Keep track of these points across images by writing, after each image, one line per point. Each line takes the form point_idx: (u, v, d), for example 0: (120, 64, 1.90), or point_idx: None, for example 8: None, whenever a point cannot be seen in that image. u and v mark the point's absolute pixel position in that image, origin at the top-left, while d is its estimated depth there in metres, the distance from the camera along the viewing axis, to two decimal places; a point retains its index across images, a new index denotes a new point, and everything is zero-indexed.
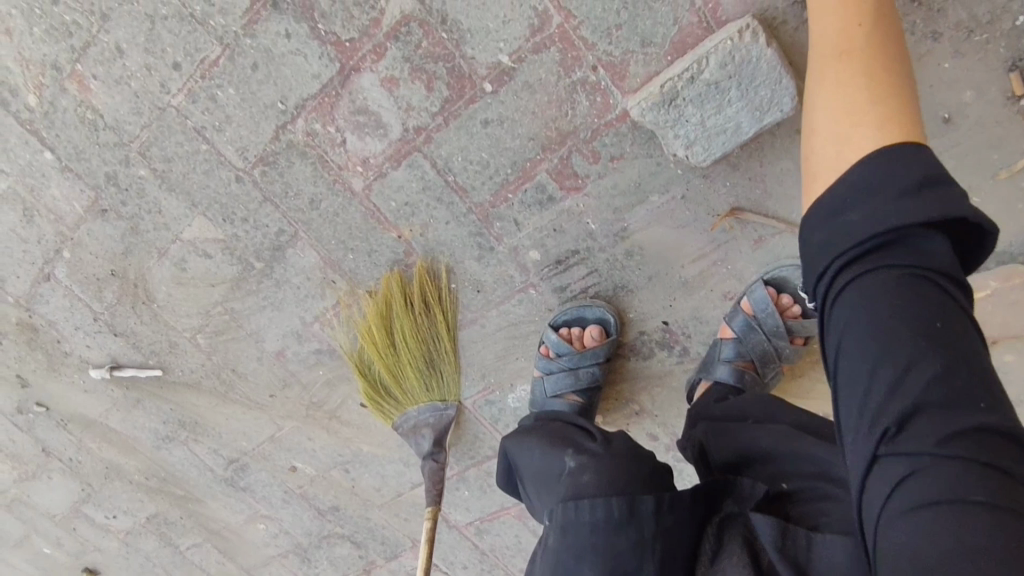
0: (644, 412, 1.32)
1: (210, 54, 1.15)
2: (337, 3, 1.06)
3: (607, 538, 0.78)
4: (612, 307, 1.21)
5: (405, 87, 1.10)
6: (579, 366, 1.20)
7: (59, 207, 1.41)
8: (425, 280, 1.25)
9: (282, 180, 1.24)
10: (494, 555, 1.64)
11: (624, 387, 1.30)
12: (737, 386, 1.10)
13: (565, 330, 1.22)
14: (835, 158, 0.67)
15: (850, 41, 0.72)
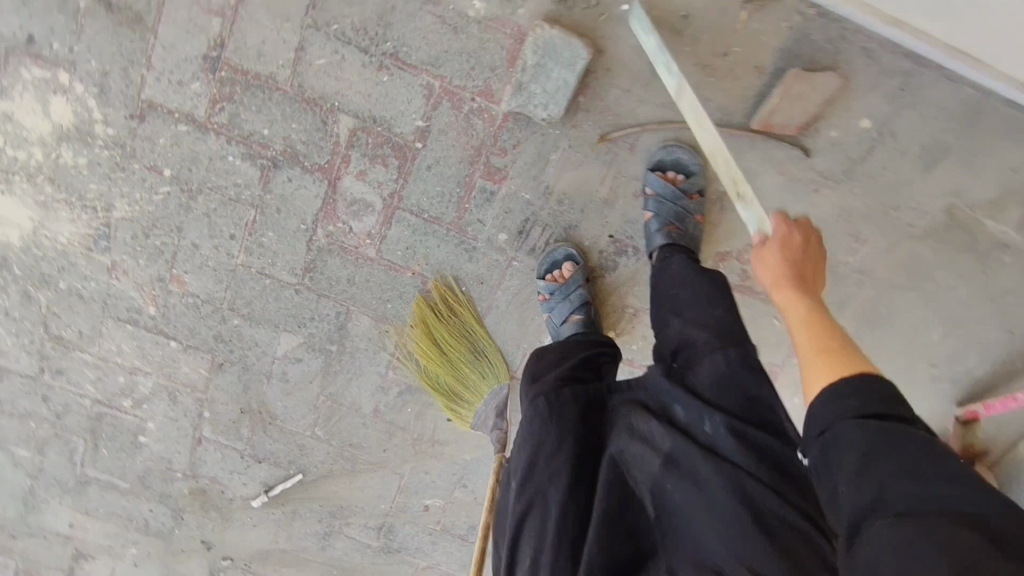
0: (638, 308, 1.74)
1: (249, 217, 1.71)
2: (310, 145, 1.62)
3: (534, 425, 1.29)
4: (570, 243, 1.66)
5: (372, 172, 1.64)
6: (569, 293, 1.64)
7: (191, 378, 1.94)
8: (443, 291, 1.72)
9: (326, 277, 1.76)
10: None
11: (614, 297, 1.73)
12: (669, 243, 1.53)
13: (549, 275, 1.66)
14: (815, 379, 0.94)
15: (819, 330, 1.02)
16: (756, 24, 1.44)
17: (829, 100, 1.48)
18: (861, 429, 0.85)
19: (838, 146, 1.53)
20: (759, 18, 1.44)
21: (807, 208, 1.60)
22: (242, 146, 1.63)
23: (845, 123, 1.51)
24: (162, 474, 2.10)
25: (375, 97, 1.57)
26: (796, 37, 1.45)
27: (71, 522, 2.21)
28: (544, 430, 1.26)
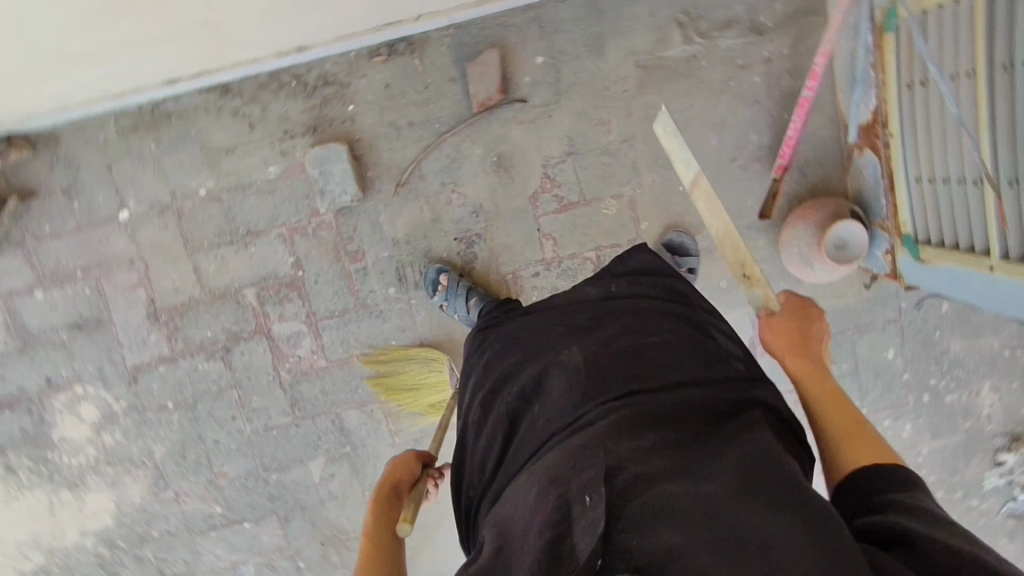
0: (512, 271, 2.23)
1: (235, 395, 2.29)
2: (239, 321, 2.23)
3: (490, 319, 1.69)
4: (433, 261, 2.20)
5: (285, 310, 2.23)
6: (455, 292, 2.12)
7: (275, 541, 2.42)
8: (366, 361, 2.26)
9: (309, 401, 2.30)
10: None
11: (490, 275, 2.23)
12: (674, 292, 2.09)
13: (439, 292, 2.15)
14: (843, 463, 1.18)
15: (820, 414, 1.31)
16: (429, 58, 2.06)
17: (506, 64, 2.07)
18: (887, 481, 1.08)
19: (537, 85, 2.09)
20: (428, 54, 2.06)
21: (553, 132, 2.13)
22: (202, 353, 2.24)
23: (528, 69, 2.07)
24: None
25: (254, 264, 2.19)
26: (458, 49, 2.06)
27: None
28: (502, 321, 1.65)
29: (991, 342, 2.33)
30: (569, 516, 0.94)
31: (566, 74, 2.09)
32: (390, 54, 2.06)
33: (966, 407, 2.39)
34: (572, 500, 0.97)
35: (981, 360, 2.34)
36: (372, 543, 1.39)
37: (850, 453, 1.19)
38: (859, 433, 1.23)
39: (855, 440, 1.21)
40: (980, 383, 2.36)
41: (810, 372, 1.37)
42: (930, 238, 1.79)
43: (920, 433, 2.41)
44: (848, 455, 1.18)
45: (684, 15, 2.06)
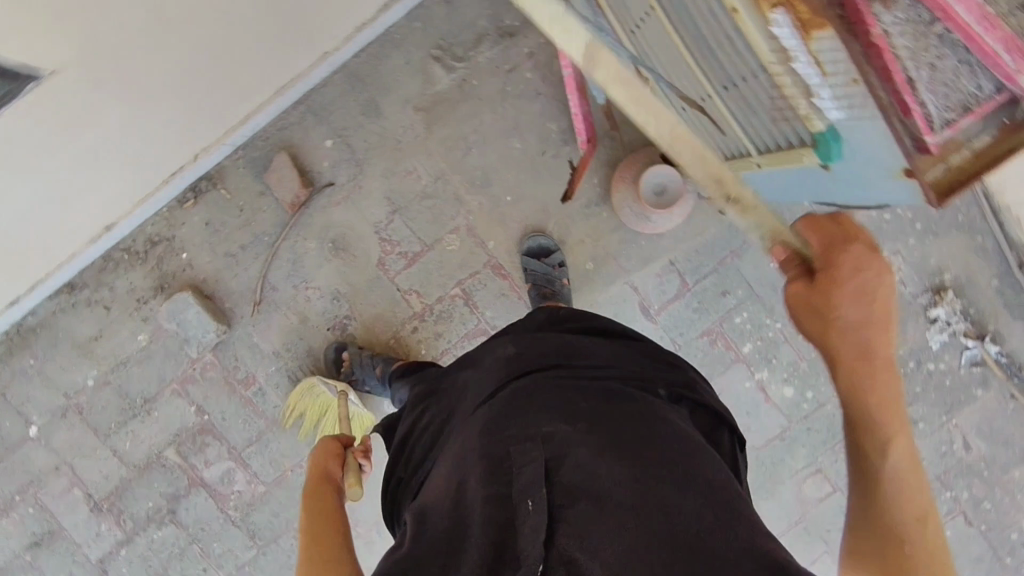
0: (392, 335, 2.31)
1: (197, 549, 2.37)
2: (172, 481, 2.33)
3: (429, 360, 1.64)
4: (316, 357, 2.30)
5: (208, 455, 2.33)
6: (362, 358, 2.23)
7: None
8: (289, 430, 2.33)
9: (265, 528, 2.37)
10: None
11: (374, 348, 2.31)
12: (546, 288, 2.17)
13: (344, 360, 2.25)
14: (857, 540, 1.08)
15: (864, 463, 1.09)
16: (233, 185, 2.20)
17: (301, 161, 2.19)
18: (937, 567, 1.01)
19: (337, 166, 2.20)
20: (231, 182, 2.20)
21: (371, 200, 2.23)
22: (153, 523, 2.35)
23: (323, 156, 2.20)
24: None
25: (163, 426, 2.30)
26: (254, 166, 2.19)
27: None
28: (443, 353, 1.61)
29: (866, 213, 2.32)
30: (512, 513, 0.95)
31: (357, 146, 2.20)
32: (198, 196, 2.20)
33: None
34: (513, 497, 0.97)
35: (865, 233, 2.33)
36: (314, 531, 1.23)
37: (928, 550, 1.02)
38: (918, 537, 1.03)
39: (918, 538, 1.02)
40: None
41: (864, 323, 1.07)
42: (719, 156, 1.82)
43: None
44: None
45: (436, 51, 2.17)
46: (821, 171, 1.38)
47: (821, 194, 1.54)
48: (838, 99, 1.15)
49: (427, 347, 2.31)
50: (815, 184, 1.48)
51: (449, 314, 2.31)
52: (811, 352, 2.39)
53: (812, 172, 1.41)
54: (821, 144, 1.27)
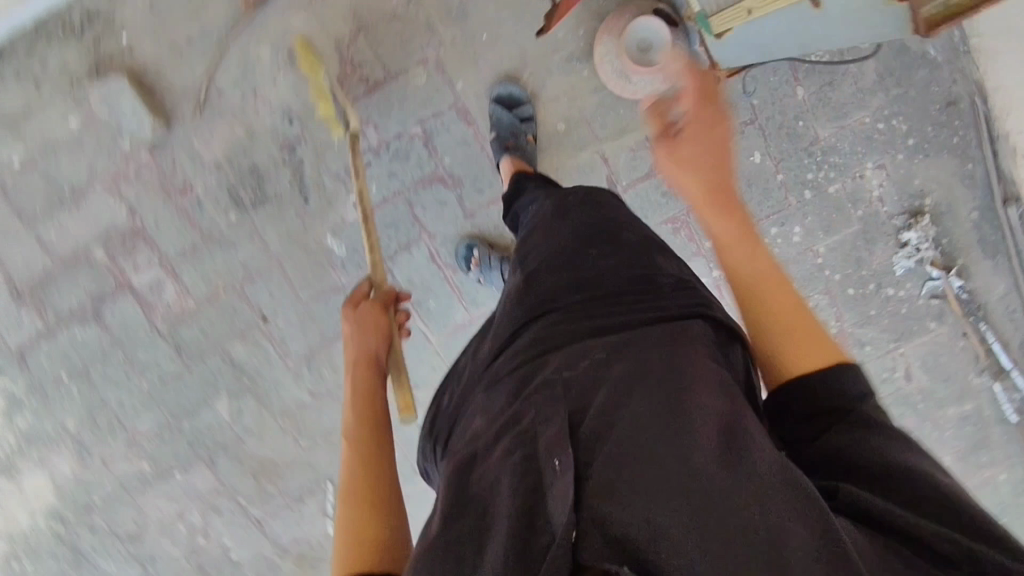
0: (341, 166, 2.18)
1: (119, 353, 2.33)
2: (98, 281, 2.26)
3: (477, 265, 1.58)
4: (260, 175, 2.18)
5: (136, 260, 2.25)
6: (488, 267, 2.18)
7: (208, 484, 2.49)
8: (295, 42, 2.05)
9: (191, 343, 2.34)
10: (489, 299, 2.31)
11: (322, 175, 2.18)
12: (503, 146, 2.07)
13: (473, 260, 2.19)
14: (792, 367, 1.05)
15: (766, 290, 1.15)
16: None
17: None
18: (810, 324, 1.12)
19: None
20: None
21: (336, 10, 2.06)
22: (76, 320, 2.29)
23: None
24: (269, 568, 2.61)
25: (91, 221, 2.20)
26: None
27: None
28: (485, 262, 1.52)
29: (861, 118, 2.16)
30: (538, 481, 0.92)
31: None
32: None
33: (854, 193, 2.23)
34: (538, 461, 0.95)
35: (856, 140, 2.18)
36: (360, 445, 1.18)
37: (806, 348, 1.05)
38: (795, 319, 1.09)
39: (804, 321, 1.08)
40: (862, 165, 2.20)
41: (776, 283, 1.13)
42: None
43: (813, 234, 2.27)
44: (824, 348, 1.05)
45: None
46: None
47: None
48: None
49: (379, 185, 2.20)
50: None
51: (405, 152, 2.17)
52: (772, 258, 2.29)
53: None
54: None
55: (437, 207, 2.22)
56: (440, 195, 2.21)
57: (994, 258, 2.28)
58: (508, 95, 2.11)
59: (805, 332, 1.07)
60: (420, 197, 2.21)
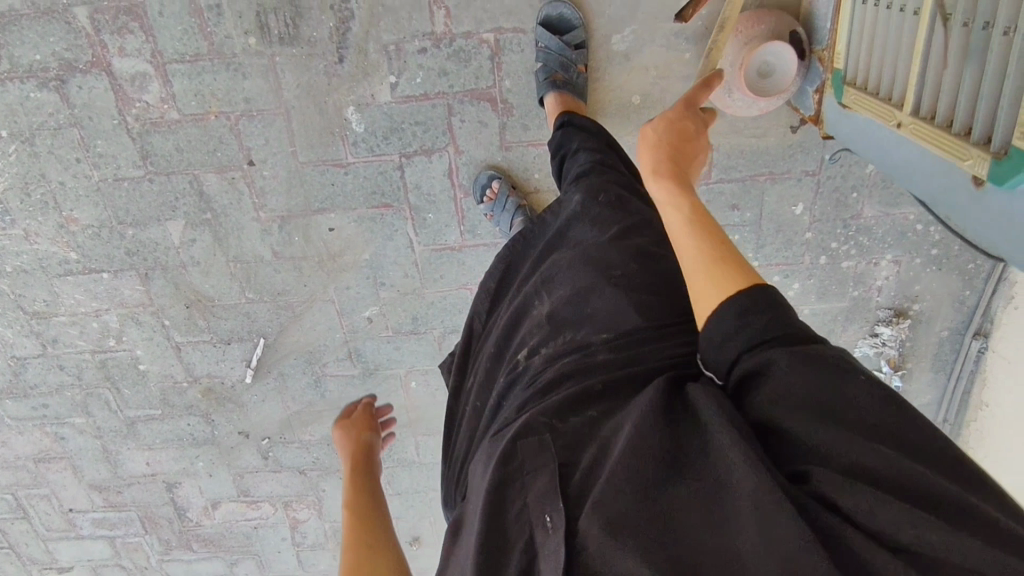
0: (393, 41, 1.92)
1: (75, 134, 2.06)
2: (72, 49, 1.94)
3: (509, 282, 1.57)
4: (302, 11, 1.90)
5: (126, 44, 1.94)
6: (504, 205, 2.03)
7: (136, 296, 2.36)
8: None
9: (160, 155, 2.09)
10: (489, 234, 2.21)
11: (369, 41, 1.93)
12: (545, 77, 1.87)
13: (490, 193, 2.06)
14: (714, 293, 0.98)
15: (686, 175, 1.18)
16: None
17: None
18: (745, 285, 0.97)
19: None
20: None
21: None
22: (33, 80, 1.98)
23: None
24: (174, 389, 2.59)
25: None
26: None
27: (147, 461, 2.80)
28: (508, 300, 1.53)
29: (906, 213, 2.15)
30: (530, 541, 0.94)
31: None
32: None
33: (862, 275, 2.26)
34: (529, 515, 0.96)
35: (891, 230, 2.18)
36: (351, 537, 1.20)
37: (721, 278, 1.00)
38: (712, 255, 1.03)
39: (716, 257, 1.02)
40: (882, 255, 2.22)
41: (669, 198, 1.12)
42: (856, 77, 1.52)
43: (807, 295, 2.31)
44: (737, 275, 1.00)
45: None
46: (967, 182, 1.15)
47: (893, 170, 1.46)
48: None
49: (425, 77, 1.96)
50: (939, 181, 1.26)
51: (467, 54, 1.93)
52: None
53: (953, 175, 1.19)
54: (1008, 159, 1.01)
55: (476, 126, 2.03)
56: (484, 114, 2.01)
57: (938, 374, 2.45)
58: (564, 18, 1.87)
59: (725, 260, 1.01)
60: (463, 108, 2.00)
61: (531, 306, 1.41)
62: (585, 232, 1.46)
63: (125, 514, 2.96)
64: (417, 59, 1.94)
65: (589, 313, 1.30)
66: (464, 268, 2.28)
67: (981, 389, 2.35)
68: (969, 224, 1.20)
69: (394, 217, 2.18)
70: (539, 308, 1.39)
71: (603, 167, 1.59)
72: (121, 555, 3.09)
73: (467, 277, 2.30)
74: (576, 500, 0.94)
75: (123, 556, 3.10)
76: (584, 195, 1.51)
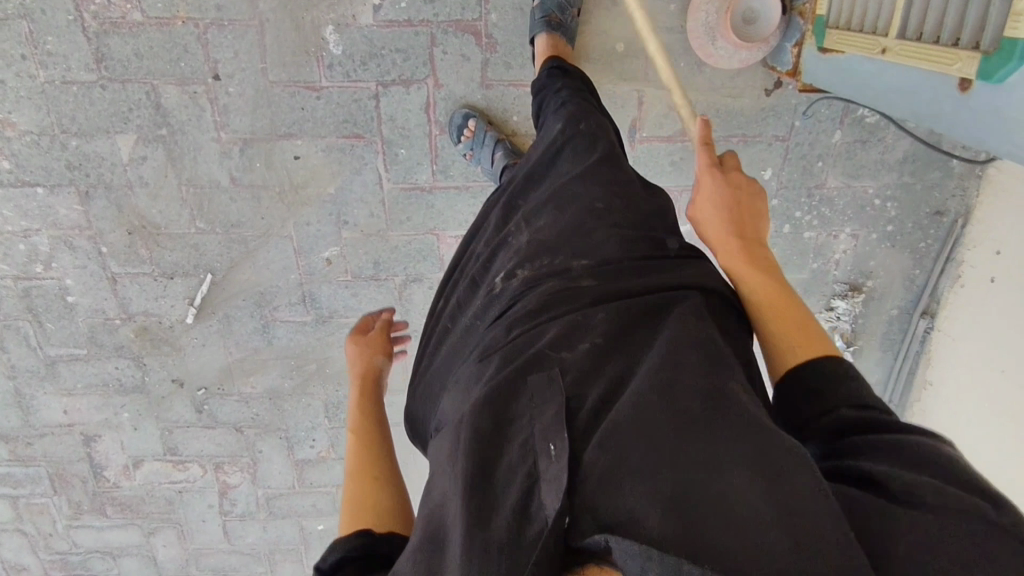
0: None
1: (24, 28, 1.91)
2: None
3: (490, 204, 1.51)
4: None
5: None
6: (483, 139, 2.01)
7: (72, 218, 2.19)
8: None
9: (117, 59, 1.96)
10: (461, 176, 2.16)
11: None
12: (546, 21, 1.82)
13: (467, 130, 2.03)
14: (788, 359, 1.04)
15: (770, 261, 1.20)
16: None
17: None
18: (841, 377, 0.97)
19: None
20: None
21: None
22: None
23: None
24: (104, 327, 2.39)
25: None
26: None
27: (64, 409, 2.56)
28: (490, 217, 1.46)
29: (866, 187, 2.23)
30: (536, 465, 0.91)
31: None
32: None
33: (821, 247, 2.33)
34: (536, 446, 0.93)
35: (851, 204, 2.25)
36: (354, 520, 1.10)
37: (779, 337, 1.08)
38: (784, 318, 1.10)
39: (778, 317, 1.11)
40: (841, 228, 2.30)
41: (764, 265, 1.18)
42: (837, 21, 1.56)
43: None
44: (790, 343, 1.06)
45: None
46: (954, 89, 1.18)
47: (874, 103, 1.51)
48: None
49: (410, 3, 1.92)
50: (920, 101, 1.31)
51: None
52: None
53: (936, 90, 1.23)
54: (998, 53, 1.05)
55: (458, 60, 2.00)
56: (467, 47, 1.98)
57: (886, 355, 2.51)
58: None
59: (795, 314, 1.10)
60: (446, 39, 1.97)
61: (509, 236, 1.35)
62: (562, 162, 1.39)
63: (33, 470, 2.70)
64: None
65: (576, 237, 1.24)
66: (434, 211, 2.22)
67: (927, 369, 2.42)
68: (954, 133, 1.23)
69: (365, 149, 2.10)
70: (517, 239, 1.32)
71: (590, 103, 1.51)
72: (24, 518, 2.81)
73: (436, 223, 2.23)
74: (584, 437, 0.92)
75: (26, 519, 2.82)
76: (565, 122, 1.44)
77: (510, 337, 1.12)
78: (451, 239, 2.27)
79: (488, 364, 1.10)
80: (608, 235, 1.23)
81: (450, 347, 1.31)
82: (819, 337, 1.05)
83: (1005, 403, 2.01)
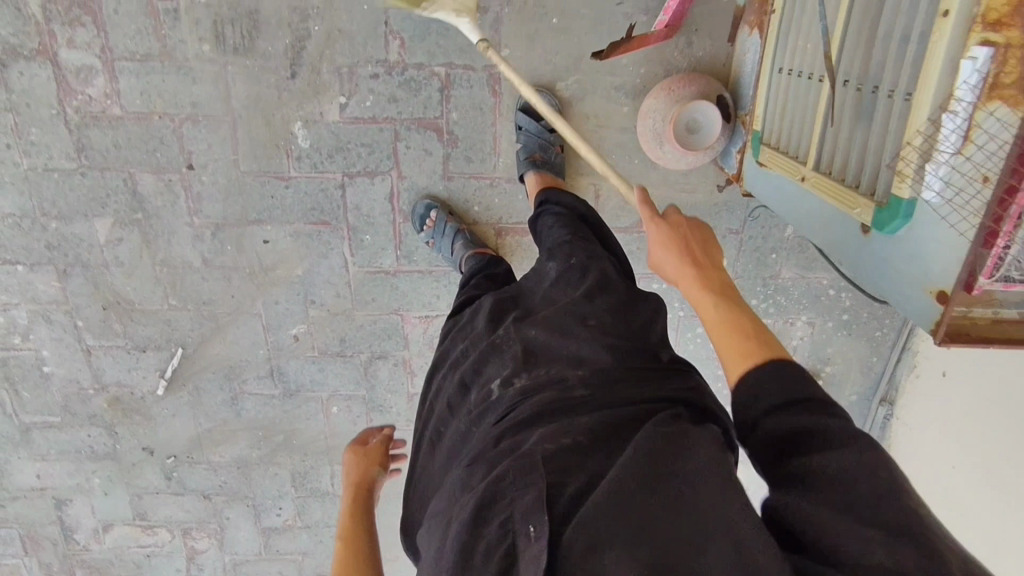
0: (347, 66, 1.98)
1: (11, 121, 2.02)
2: (20, 36, 1.93)
3: (475, 309, 1.54)
4: (258, 26, 1.94)
5: (77, 36, 1.94)
6: (445, 229, 2.08)
7: (51, 293, 2.27)
8: None
9: (97, 149, 2.06)
10: (424, 261, 2.24)
11: (323, 62, 1.98)
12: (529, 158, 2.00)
13: (429, 220, 2.10)
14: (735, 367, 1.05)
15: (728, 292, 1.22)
16: None
17: None
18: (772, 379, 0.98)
19: None
20: None
21: None
22: None
23: None
24: (78, 396, 2.46)
25: None
26: None
27: (37, 473, 2.61)
28: (478, 319, 1.48)
29: (820, 278, 2.28)
30: (514, 545, 0.93)
31: None
32: None
33: (779, 334, 2.37)
34: (516, 528, 0.94)
35: (806, 293, 2.30)
36: None
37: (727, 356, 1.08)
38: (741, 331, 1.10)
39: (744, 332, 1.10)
40: (797, 315, 2.34)
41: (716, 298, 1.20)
42: (772, 138, 1.65)
43: None
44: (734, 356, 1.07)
45: None
46: (857, 229, 1.25)
47: (798, 223, 1.57)
48: (946, 184, 1.01)
49: (375, 102, 2.02)
50: (833, 233, 1.37)
51: (417, 86, 2.01)
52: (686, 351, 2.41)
53: (846, 226, 1.30)
54: (887, 206, 1.13)
55: (421, 154, 2.09)
56: (430, 143, 2.07)
57: None
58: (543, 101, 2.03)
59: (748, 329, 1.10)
60: (410, 135, 2.06)
61: (497, 340, 1.36)
62: (558, 287, 1.44)
63: (5, 531, 2.74)
64: (368, 84, 2.00)
65: (564, 346, 1.27)
66: (398, 293, 2.29)
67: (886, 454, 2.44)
68: (859, 269, 1.29)
69: (332, 235, 2.18)
70: (505, 340, 1.34)
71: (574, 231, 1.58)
72: None
73: (401, 304, 2.30)
74: (563, 519, 0.93)
75: None
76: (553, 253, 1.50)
77: (498, 446, 1.13)
78: (415, 319, 2.33)
79: (475, 471, 1.12)
80: (596, 347, 1.24)
81: (447, 448, 1.32)
82: (757, 343, 1.06)
83: (950, 498, 2.07)
